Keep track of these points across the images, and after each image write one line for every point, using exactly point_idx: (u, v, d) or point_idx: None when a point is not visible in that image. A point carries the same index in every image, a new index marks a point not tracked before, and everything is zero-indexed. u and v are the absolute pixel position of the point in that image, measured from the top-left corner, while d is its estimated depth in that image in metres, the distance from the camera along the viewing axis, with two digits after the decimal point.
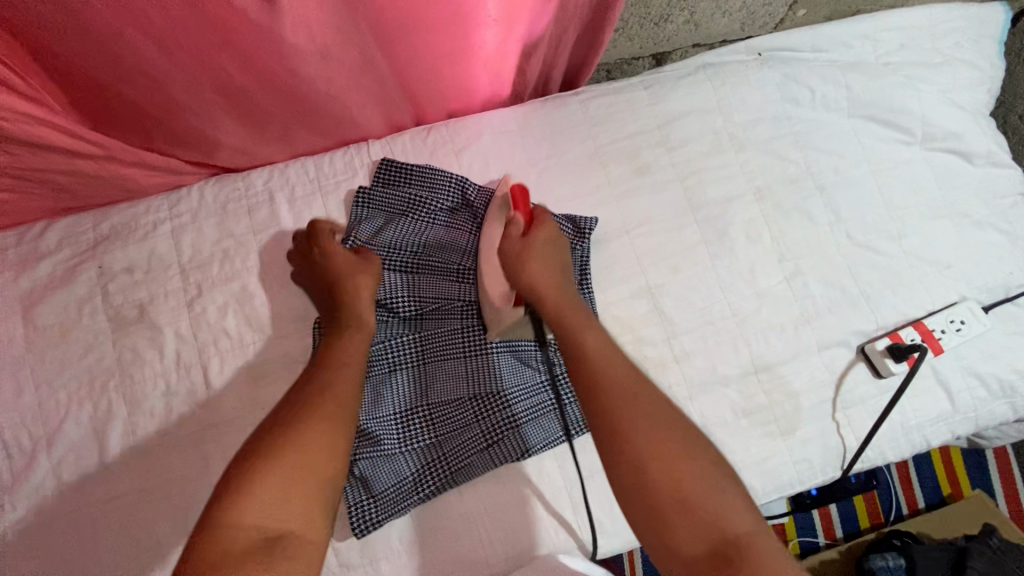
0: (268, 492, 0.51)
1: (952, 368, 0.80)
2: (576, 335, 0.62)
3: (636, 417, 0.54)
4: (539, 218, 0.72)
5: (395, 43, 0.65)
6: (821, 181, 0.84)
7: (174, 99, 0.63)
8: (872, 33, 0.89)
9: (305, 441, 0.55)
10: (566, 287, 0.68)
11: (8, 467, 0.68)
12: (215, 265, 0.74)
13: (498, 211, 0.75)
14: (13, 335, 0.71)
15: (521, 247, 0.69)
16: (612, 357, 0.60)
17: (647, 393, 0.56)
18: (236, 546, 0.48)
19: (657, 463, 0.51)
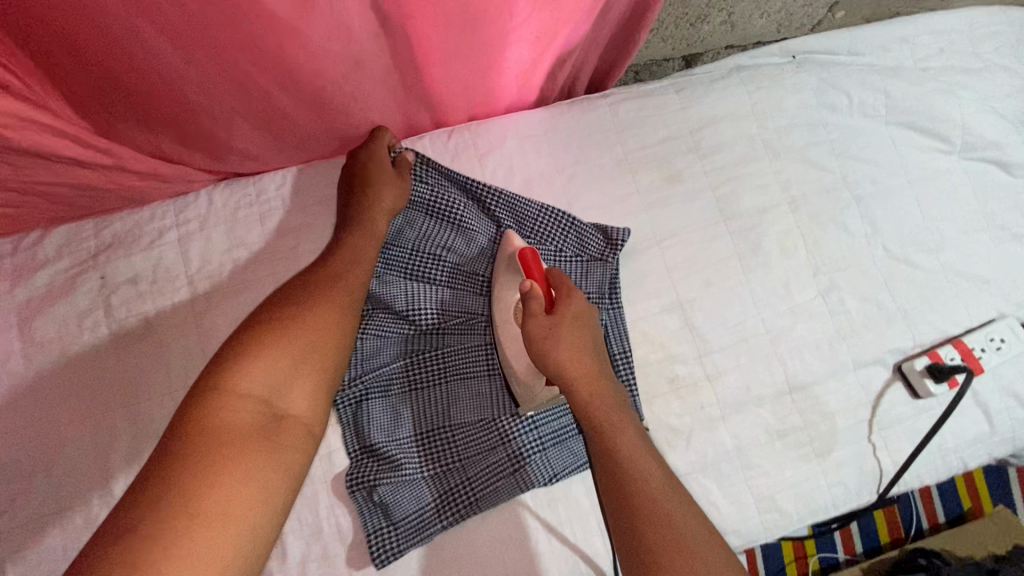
0: (275, 369, 0.55)
1: (990, 388, 0.77)
2: (609, 434, 0.54)
3: (660, 525, 0.50)
4: (563, 288, 0.61)
5: (423, 44, 0.61)
6: (858, 192, 0.81)
7: (186, 99, 0.59)
8: (912, 36, 0.85)
9: (316, 332, 0.58)
10: (599, 370, 0.58)
11: (4, 490, 0.64)
12: (225, 276, 0.70)
13: (509, 269, 0.66)
14: (10, 350, 0.67)
15: (546, 331, 0.58)
16: (644, 461, 0.53)
17: (678, 507, 0.51)
18: (242, 410, 0.52)
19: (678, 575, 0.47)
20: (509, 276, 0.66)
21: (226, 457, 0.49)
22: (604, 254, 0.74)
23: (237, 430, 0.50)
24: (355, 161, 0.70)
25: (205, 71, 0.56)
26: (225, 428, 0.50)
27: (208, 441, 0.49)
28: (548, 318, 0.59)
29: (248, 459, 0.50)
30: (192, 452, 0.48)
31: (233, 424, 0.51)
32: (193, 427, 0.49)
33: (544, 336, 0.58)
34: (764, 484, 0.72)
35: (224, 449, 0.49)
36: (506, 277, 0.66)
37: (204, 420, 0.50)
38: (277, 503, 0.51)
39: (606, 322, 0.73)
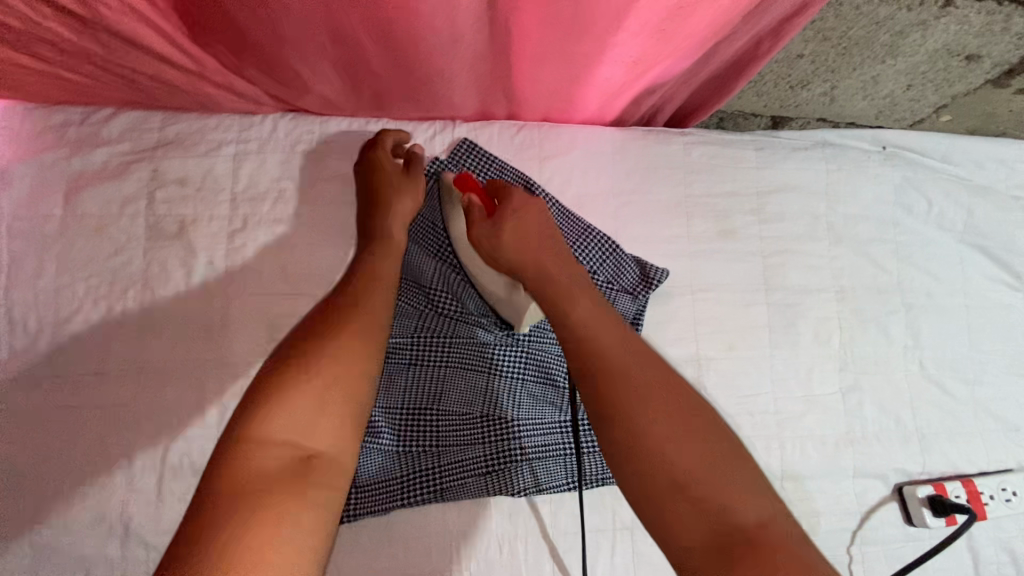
0: (300, 409, 0.51)
1: (987, 536, 0.74)
2: (576, 324, 0.53)
3: (641, 408, 0.48)
4: (506, 189, 0.63)
5: (524, 41, 0.60)
6: (909, 301, 0.78)
7: (284, 37, 0.59)
8: (1012, 160, 0.81)
9: (333, 365, 0.54)
10: (555, 251, 0.59)
11: (8, 343, 0.67)
12: (266, 203, 0.71)
13: (452, 204, 0.69)
14: (50, 214, 0.69)
15: (492, 227, 0.60)
16: (604, 328, 0.53)
17: (643, 373, 0.50)
18: (266, 459, 0.49)
19: (661, 452, 0.46)
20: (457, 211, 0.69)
21: (249, 516, 0.45)
22: (636, 288, 0.74)
23: (263, 478, 0.48)
24: (378, 184, 0.69)
25: (309, 15, 0.56)
26: (249, 480, 0.47)
27: (235, 499, 0.46)
28: (490, 220, 0.60)
29: (282, 509, 0.47)
30: (222, 515, 0.45)
31: (261, 475, 0.48)
32: (217, 491, 0.46)
33: (489, 237, 0.60)
34: None
35: (250, 506, 0.46)
36: (456, 213, 0.69)
37: (227, 480, 0.47)
38: (318, 556, 0.47)
39: None
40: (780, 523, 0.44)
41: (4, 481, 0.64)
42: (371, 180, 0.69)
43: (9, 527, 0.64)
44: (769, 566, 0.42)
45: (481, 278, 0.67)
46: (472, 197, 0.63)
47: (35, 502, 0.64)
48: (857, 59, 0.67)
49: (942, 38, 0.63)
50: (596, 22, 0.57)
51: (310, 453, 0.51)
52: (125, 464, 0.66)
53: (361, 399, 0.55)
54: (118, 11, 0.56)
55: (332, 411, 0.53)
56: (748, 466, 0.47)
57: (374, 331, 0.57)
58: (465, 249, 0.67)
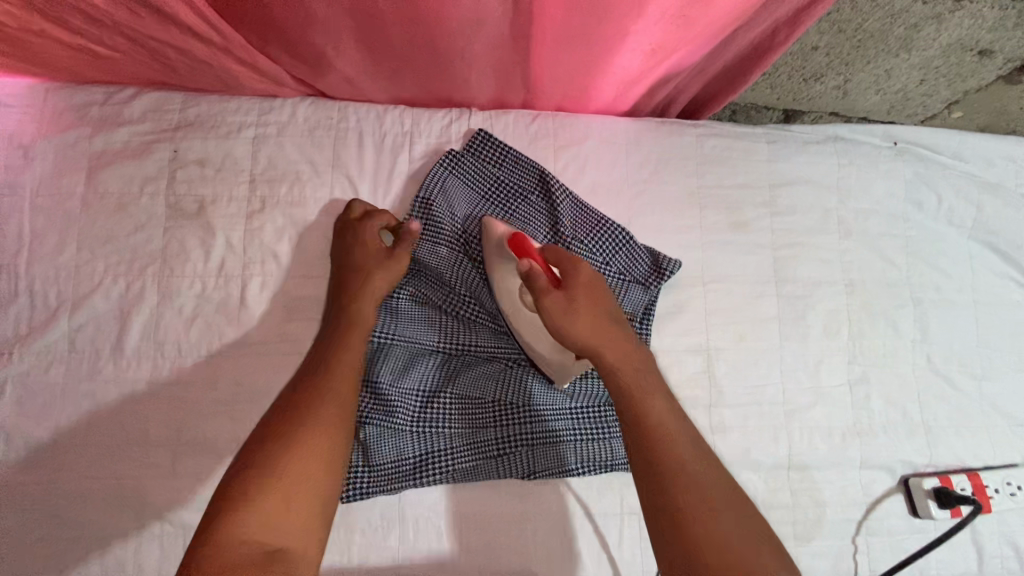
0: (264, 510, 0.53)
1: (992, 530, 0.75)
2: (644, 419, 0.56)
3: (703, 510, 0.52)
4: (568, 258, 0.62)
5: (546, 24, 0.61)
6: (918, 296, 0.78)
7: (308, 18, 0.60)
8: (1023, 158, 0.82)
9: (300, 462, 0.57)
10: (619, 337, 0.60)
11: (29, 317, 0.68)
12: (284, 185, 0.72)
13: (500, 255, 0.67)
14: (72, 191, 0.70)
15: (567, 305, 0.59)
16: (673, 428, 0.56)
17: (704, 478, 0.54)
18: (237, 557, 0.50)
19: (712, 538, 0.50)
20: (505, 267, 0.66)
21: None
22: (647, 279, 0.74)
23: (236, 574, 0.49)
24: (350, 257, 0.69)
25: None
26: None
27: None
28: (563, 295, 0.59)
29: None
30: None
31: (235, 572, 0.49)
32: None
33: (562, 314, 0.59)
34: None
35: None
36: (502, 262, 0.67)
37: None
38: None
39: None
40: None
41: (22, 452, 0.65)
42: (344, 250, 0.69)
43: (25, 498, 0.65)
44: None
45: (528, 336, 0.66)
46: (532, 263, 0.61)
47: (52, 474, 0.65)
48: (871, 52, 0.68)
49: (956, 32, 0.64)
50: (617, 10, 0.58)
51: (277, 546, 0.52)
52: (141, 438, 0.67)
53: (326, 490, 0.58)
54: None
55: (296, 504, 0.55)
56: (788, 564, 0.51)
57: (340, 424, 0.60)
58: (512, 304, 0.66)
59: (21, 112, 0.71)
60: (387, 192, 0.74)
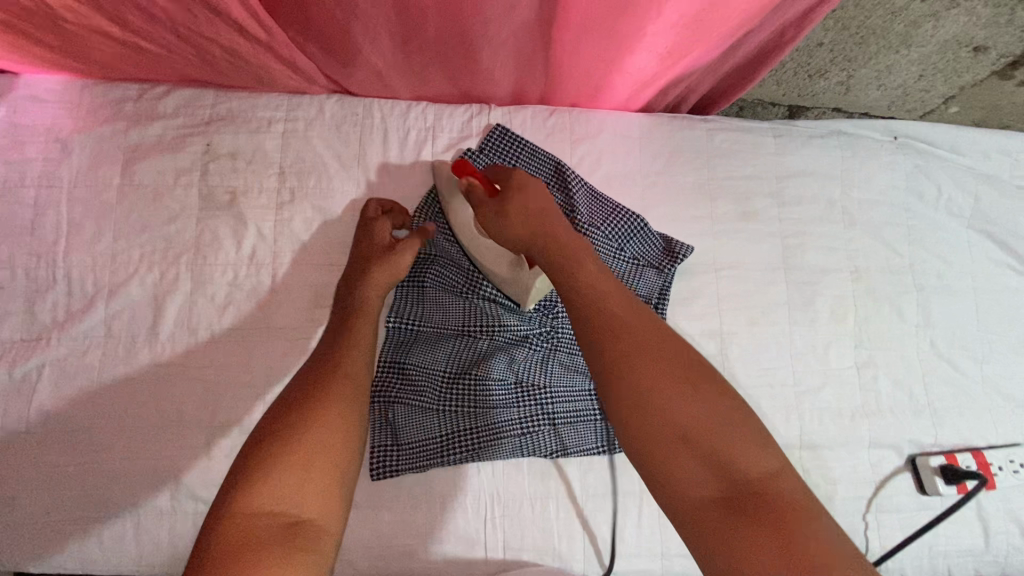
0: (283, 481, 0.51)
1: (997, 507, 0.77)
2: (598, 305, 0.52)
3: (661, 389, 0.48)
4: (506, 171, 0.66)
5: (569, 19, 0.64)
6: (921, 282, 0.82)
7: (348, 17, 0.62)
8: (1017, 151, 0.85)
9: (318, 429, 0.55)
10: (564, 228, 0.60)
11: (66, 303, 0.70)
12: (313, 177, 0.75)
13: (452, 193, 0.71)
14: (108, 183, 0.72)
15: (500, 206, 0.62)
16: (613, 299, 0.53)
17: (665, 354, 0.50)
18: (257, 531, 0.48)
19: (670, 411, 0.47)
20: (456, 199, 0.71)
21: None
22: (662, 263, 0.78)
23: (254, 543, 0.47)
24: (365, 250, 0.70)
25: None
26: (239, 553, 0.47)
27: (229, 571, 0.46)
28: (497, 201, 0.63)
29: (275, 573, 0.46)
30: None
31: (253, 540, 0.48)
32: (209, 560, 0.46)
33: (497, 217, 0.62)
34: None
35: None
36: (455, 197, 0.71)
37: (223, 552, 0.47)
38: None
39: None
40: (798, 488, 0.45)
41: (59, 434, 0.67)
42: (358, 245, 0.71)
43: (64, 478, 0.67)
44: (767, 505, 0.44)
45: (485, 258, 0.69)
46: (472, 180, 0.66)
47: (89, 455, 0.67)
48: (872, 49, 0.72)
49: (952, 29, 0.68)
50: (639, 11, 0.62)
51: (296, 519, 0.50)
52: (176, 420, 0.69)
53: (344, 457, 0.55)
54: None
55: (313, 475, 0.53)
56: (753, 430, 0.48)
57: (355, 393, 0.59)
58: (466, 232, 0.70)
59: (59, 107, 0.74)
60: (411, 183, 0.76)
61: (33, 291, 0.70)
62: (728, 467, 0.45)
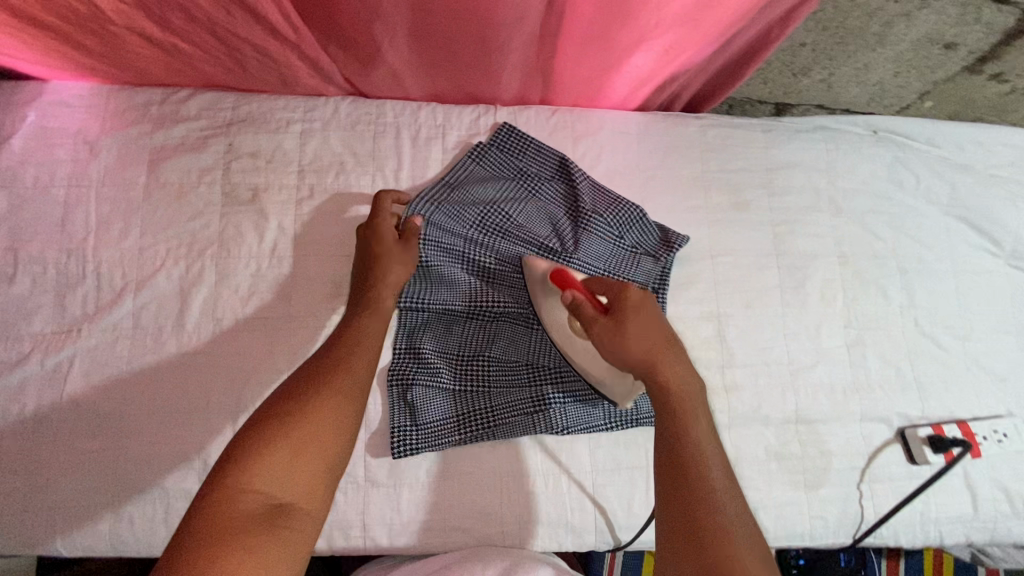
0: (277, 462, 0.53)
1: (983, 475, 0.82)
2: (682, 426, 0.56)
3: (717, 540, 0.50)
4: (615, 285, 0.64)
5: (572, 19, 0.69)
6: (904, 265, 0.87)
7: (370, 18, 0.67)
8: (988, 143, 0.91)
9: (318, 418, 0.56)
10: (675, 363, 0.59)
11: (96, 297, 0.73)
12: (331, 174, 0.79)
13: (546, 290, 0.71)
14: (135, 181, 0.76)
15: (616, 328, 0.61)
16: (709, 453, 0.55)
17: (738, 508, 0.53)
18: (244, 506, 0.50)
19: (722, 562, 0.49)
20: (552, 298, 0.71)
21: (221, 562, 0.46)
22: (657, 252, 0.81)
23: (244, 524, 0.49)
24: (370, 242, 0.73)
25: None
26: (224, 529, 0.48)
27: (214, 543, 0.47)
28: (612, 319, 0.61)
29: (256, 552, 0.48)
30: (198, 558, 0.46)
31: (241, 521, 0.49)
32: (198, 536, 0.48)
33: (613, 339, 0.60)
34: (751, 496, 0.77)
35: (223, 552, 0.47)
36: (549, 298, 0.71)
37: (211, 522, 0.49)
38: None
39: None
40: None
41: (91, 421, 0.70)
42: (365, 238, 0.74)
43: (97, 463, 0.69)
44: None
45: (581, 359, 0.68)
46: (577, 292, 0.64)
47: (120, 440, 0.70)
48: (851, 47, 0.77)
49: (924, 28, 0.73)
50: (637, 8, 0.68)
51: (282, 501, 0.52)
52: (203, 405, 0.72)
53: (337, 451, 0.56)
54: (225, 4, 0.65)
55: (306, 459, 0.54)
56: None
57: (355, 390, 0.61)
58: (561, 332, 0.70)
59: (87, 111, 0.78)
60: (423, 178, 0.80)
61: (63, 285, 0.73)
62: None
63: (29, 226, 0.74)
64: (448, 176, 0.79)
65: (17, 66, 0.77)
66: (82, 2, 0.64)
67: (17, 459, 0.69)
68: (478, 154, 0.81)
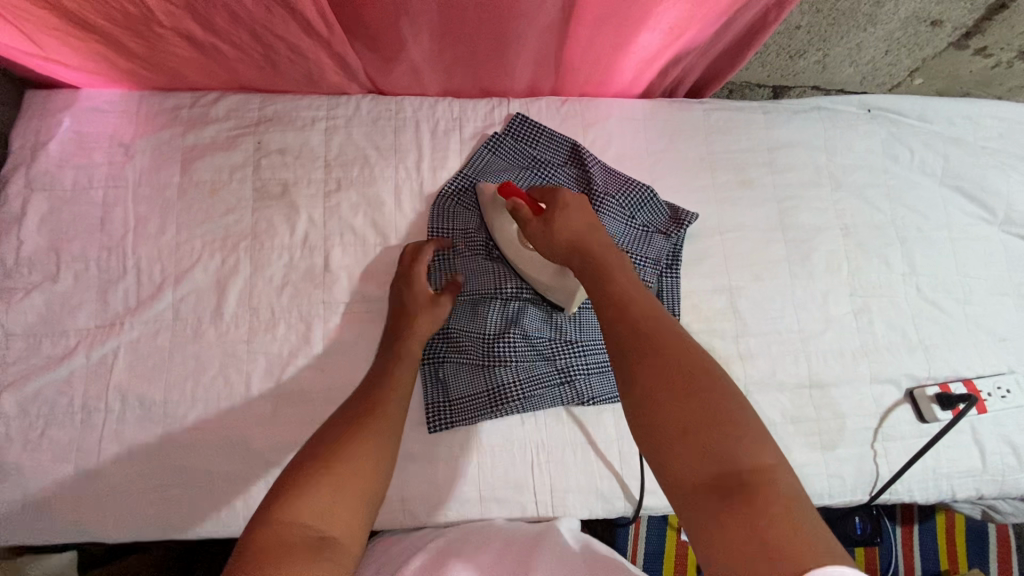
0: (320, 498, 0.54)
1: (990, 430, 0.85)
2: (619, 289, 0.58)
3: (669, 381, 0.50)
4: (546, 189, 0.70)
5: (581, 10, 0.74)
6: (903, 235, 0.91)
7: (398, 14, 0.71)
8: (976, 116, 0.96)
9: (356, 457, 0.59)
10: (600, 239, 0.65)
11: (136, 291, 0.76)
12: (355, 167, 0.83)
13: (497, 212, 0.77)
14: (169, 181, 0.79)
15: (547, 223, 0.67)
16: (642, 303, 0.57)
17: (677, 337, 0.54)
18: (290, 539, 0.50)
19: (678, 396, 0.50)
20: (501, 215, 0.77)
21: None
22: (669, 229, 0.85)
23: (284, 556, 0.49)
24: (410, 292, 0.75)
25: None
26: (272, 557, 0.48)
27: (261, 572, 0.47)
28: (543, 218, 0.67)
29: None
30: None
31: (279, 554, 0.49)
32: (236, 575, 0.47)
33: (544, 232, 0.67)
34: None
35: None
36: (499, 214, 0.77)
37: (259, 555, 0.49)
38: None
39: (662, 285, 0.83)
40: (760, 448, 0.47)
41: (137, 410, 0.73)
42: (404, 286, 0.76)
43: (145, 450, 0.72)
44: (754, 491, 0.44)
45: (530, 269, 0.74)
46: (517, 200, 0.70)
47: (166, 428, 0.73)
48: (844, 29, 0.82)
49: (911, 7, 0.78)
50: None
51: (324, 536, 0.52)
52: (245, 392, 0.75)
53: (371, 496, 0.58)
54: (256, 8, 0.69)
55: (346, 496, 0.55)
56: (759, 424, 0.49)
57: (387, 434, 0.63)
58: (513, 247, 0.76)
59: (120, 116, 0.81)
60: (444, 168, 0.84)
61: (104, 281, 0.76)
62: (724, 450, 0.47)
63: (70, 227, 0.77)
64: (467, 168, 0.84)
65: (53, 75, 0.81)
66: (124, 11, 0.69)
67: (69, 450, 0.71)
68: (493, 146, 0.85)
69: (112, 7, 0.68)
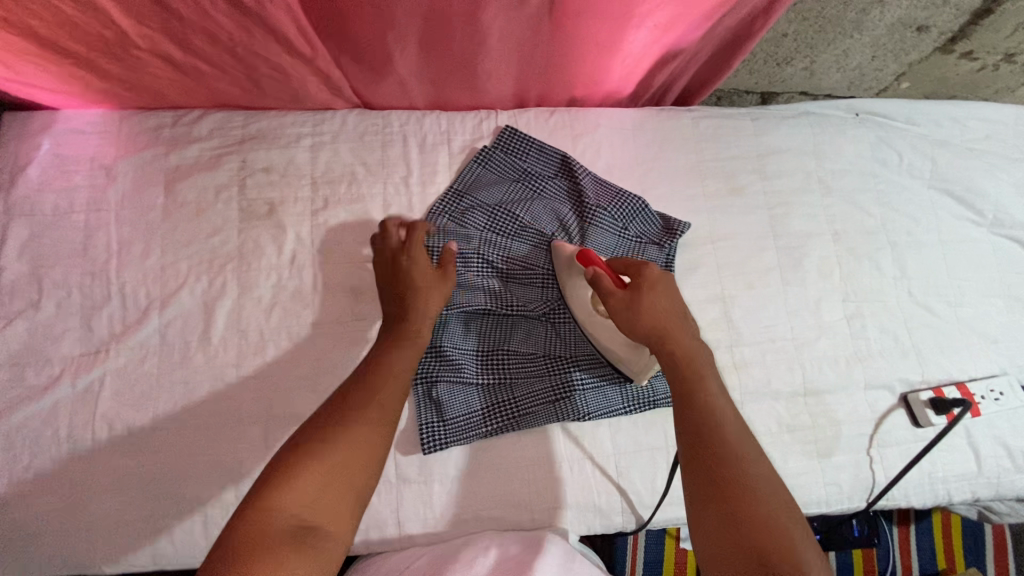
0: (307, 486, 0.56)
1: (984, 433, 0.85)
2: (703, 396, 0.63)
3: (744, 502, 0.56)
4: (633, 267, 0.71)
5: (565, 15, 0.73)
6: (894, 239, 0.91)
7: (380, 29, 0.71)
8: (963, 118, 0.96)
9: (346, 446, 0.59)
10: (686, 333, 0.67)
11: (122, 316, 0.75)
12: (343, 184, 0.82)
13: (570, 272, 0.76)
14: (153, 203, 0.78)
15: (632, 302, 0.68)
16: (726, 418, 0.62)
17: (760, 463, 0.60)
18: (274, 524, 0.53)
19: (748, 519, 0.56)
20: (575, 281, 0.76)
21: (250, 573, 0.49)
22: (661, 239, 0.85)
23: (265, 544, 0.51)
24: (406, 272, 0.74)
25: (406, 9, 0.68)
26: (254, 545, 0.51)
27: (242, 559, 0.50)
28: (627, 296, 0.68)
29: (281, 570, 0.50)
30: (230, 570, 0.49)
31: (263, 543, 0.51)
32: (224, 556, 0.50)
33: (629, 311, 0.67)
34: None
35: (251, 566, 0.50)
36: (574, 279, 0.76)
37: (244, 536, 0.52)
38: None
39: None
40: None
41: (124, 438, 0.72)
42: (398, 268, 0.74)
43: (133, 479, 0.71)
44: None
45: (602, 339, 0.74)
46: (597, 270, 0.70)
47: (155, 455, 0.71)
48: (830, 36, 0.82)
49: (897, 13, 0.78)
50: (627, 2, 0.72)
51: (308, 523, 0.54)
52: (236, 417, 0.74)
53: (362, 487, 0.59)
54: (236, 27, 0.68)
55: (334, 487, 0.57)
56: (819, 559, 0.55)
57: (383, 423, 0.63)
58: (584, 314, 0.75)
59: (101, 137, 0.80)
60: (433, 183, 0.84)
61: (89, 307, 0.75)
62: (785, 574, 0.52)
63: (51, 252, 0.76)
64: (456, 182, 0.83)
65: (30, 97, 0.79)
66: (101, 33, 0.67)
67: (55, 482, 0.70)
68: (482, 159, 0.84)
69: (88, 32, 0.67)
